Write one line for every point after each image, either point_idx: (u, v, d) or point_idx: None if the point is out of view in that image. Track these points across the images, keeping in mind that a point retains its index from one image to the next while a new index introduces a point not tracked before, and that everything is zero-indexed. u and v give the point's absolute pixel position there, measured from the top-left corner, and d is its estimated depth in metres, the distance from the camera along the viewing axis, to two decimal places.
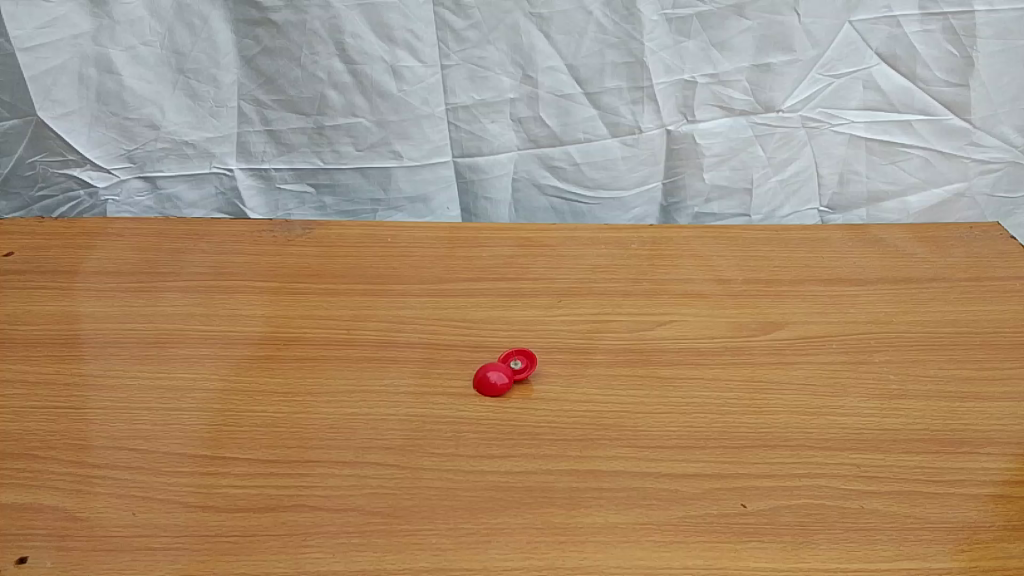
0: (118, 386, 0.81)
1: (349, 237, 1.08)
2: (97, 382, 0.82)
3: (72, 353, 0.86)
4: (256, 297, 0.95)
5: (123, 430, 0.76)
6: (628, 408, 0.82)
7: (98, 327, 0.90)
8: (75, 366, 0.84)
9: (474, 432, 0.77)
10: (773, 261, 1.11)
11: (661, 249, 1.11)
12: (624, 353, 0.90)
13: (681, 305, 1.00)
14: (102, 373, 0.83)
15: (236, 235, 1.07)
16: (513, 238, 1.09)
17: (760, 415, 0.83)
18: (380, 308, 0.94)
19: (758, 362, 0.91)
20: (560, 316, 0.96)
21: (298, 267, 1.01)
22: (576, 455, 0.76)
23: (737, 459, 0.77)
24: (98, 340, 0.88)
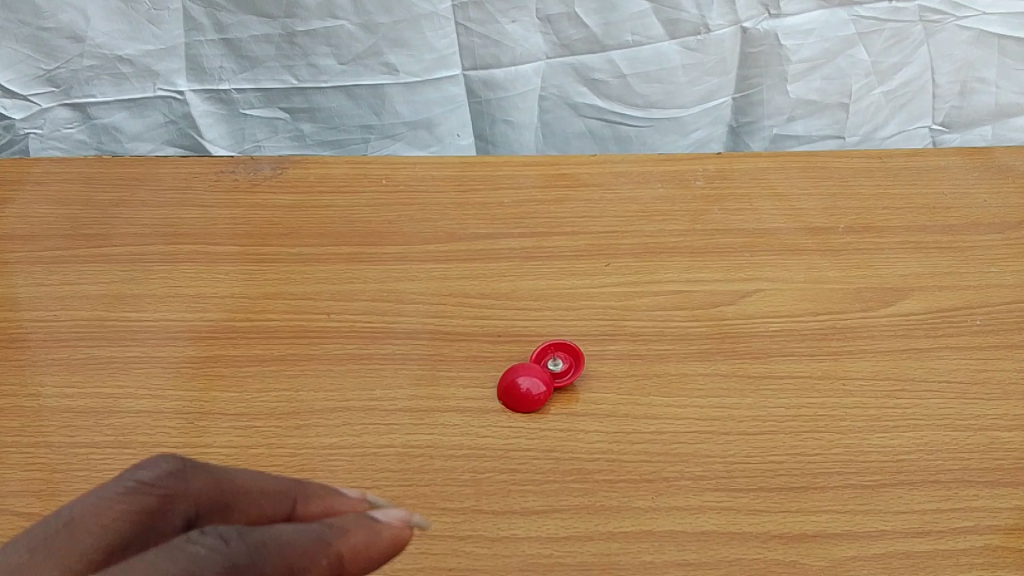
0: (17, 409, 0.60)
1: (331, 179, 0.84)
2: None
3: None
4: (205, 268, 0.72)
5: (20, 480, 0.55)
6: (710, 427, 0.60)
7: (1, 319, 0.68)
8: None
9: (500, 472, 0.56)
10: (880, 199, 0.85)
11: (734, 186, 0.85)
12: (699, 341, 0.67)
13: (769, 266, 0.75)
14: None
15: (186, 179, 0.83)
16: (543, 175, 0.84)
17: (893, 433, 0.60)
18: (371, 281, 0.71)
19: (881, 348, 0.67)
20: (610, 285, 0.72)
21: (263, 222, 0.78)
22: (646, 508, 0.54)
23: (869, 508, 0.55)
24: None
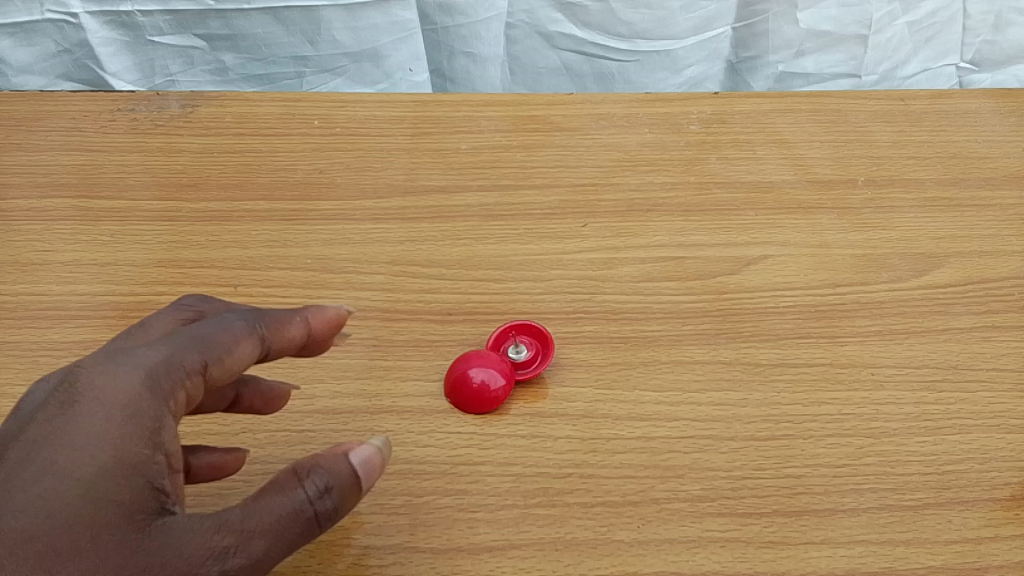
0: None
1: (252, 118, 0.69)
2: None
3: None
4: (87, 229, 0.59)
5: None
6: (711, 431, 0.48)
7: None
8: None
9: (442, 497, 0.44)
10: (904, 146, 0.72)
11: (735, 131, 0.71)
12: (695, 319, 0.54)
13: (778, 226, 0.62)
14: None
15: (74, 119, 0.68)
16: (508, 117, 0.70)
17: (936, 436, 0.48)
18: (293, 244, 0.58)
19: (915, 329, 0.55)
20: (585, 251, 0.59)
21: (163, 171, 0.63)
22: (631, 541, 0.42)
23: (914, 537, 0.44)
24: None
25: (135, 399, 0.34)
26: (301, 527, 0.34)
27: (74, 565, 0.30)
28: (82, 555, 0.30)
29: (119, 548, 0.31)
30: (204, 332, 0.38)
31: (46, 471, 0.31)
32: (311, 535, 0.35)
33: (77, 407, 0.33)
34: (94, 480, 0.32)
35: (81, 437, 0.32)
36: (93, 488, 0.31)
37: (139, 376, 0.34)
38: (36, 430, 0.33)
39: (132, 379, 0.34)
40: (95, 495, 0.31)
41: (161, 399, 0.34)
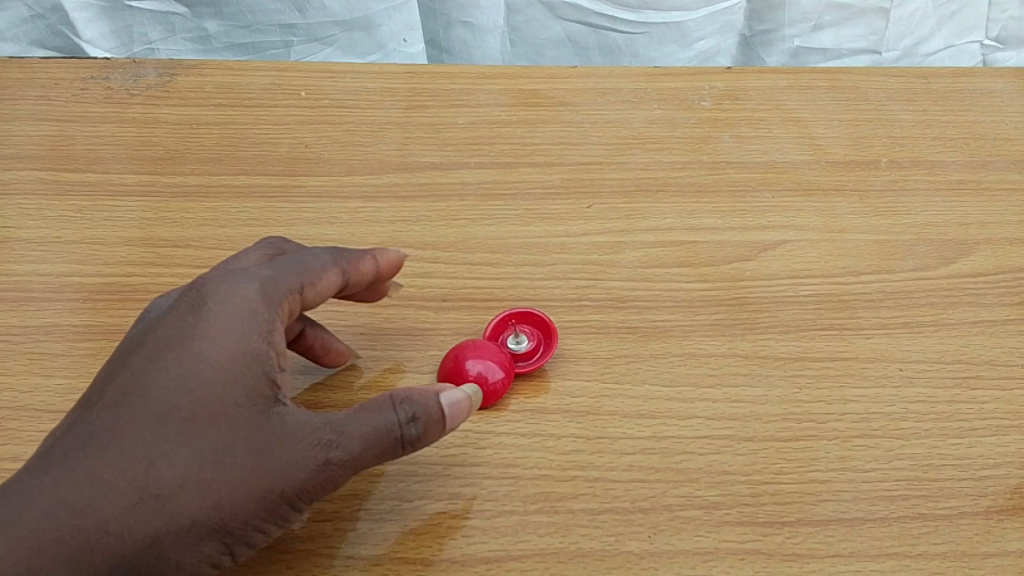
0: None
1: (234, 87, 0.64)
2: None
3: None
4: (53, 205, 0.54)
5: None
6: (727, 431, 0.44)
7: None
8: None
9: (434, 503, 0.41)
10: (929, 126, 0.66)
11: (749, 108, 0.66)
12: (710, 309, 0.50)
13: (796, 208, 0.58)
14: None
15: (41, 86, 0.64)
16: (507, 90, 0.65)
17: (971, 439, 0.45)
18: (276, 224, 0.54)
19: (945, 321, 0.51)
20: (589, 234, 0.55)
21: (137, 143, 0.59)
22: (641, 553, 0.39)
23: (949, 550, 0.40)
24: None
25: (249, 315, 0.36)
26: (388, 445, 0.36)
27: (210, 436, 0.34)
28: (216, 429, 0.34)
29: (247, 427, 0.35)
30: (305, 258, 0.40)
31: (175, 369, 0.35)
32: (398, 453, 0.37)
33: (206, 308, 0.36)
34: (223, 371, 0.35)
35: (211, 334, 0.36)
36: (224, 377, 0.35)
37: (257, 288, 0.37)
38: (169, 333, 0.36)
39: (252, 291, 0.37)
40: (217, 393, 0.35)
41: (271, 316, 0.37)
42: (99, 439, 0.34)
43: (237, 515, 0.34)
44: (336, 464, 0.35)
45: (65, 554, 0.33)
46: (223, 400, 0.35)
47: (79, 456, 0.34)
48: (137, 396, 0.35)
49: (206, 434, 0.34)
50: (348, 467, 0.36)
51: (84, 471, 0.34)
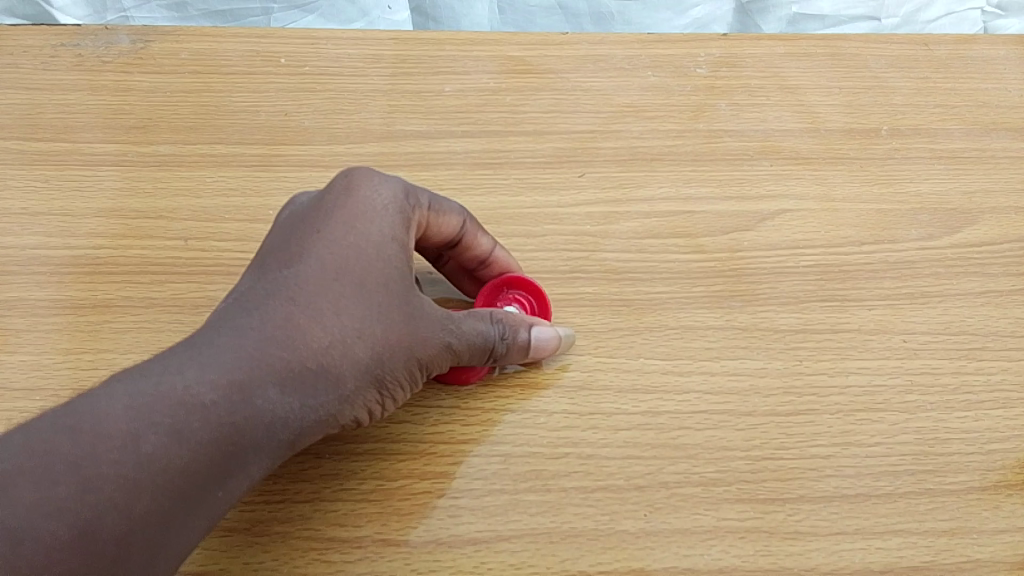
0: None
1: (211, 54, 0.61)
2: None
3: None
4: (19, 175, 0.52)
5: None
6: (726, 406, 0.42)
7: None
8: None
9: (420, 481, 0.39)
10: (931, 93, 0.64)
11: (747, 75, 0.63)
12: (707, 280, 0.48)
13: (795, 177, 0.56)
14: None
15: (9, 54, 0.61)
16: (496, 56, 0.63)
17: (978, 412, 0.43)
18: (254, 194, 0.51)
19: (951, 292, 0.49)
20: (581, 204, 0.53)
21: (108, 111, 0.56)
22: (637, 532, 0.37)
23: (957, 526, 0.39)
24: None
25: (395, 210, 0.39)
26: (499, 346, 0.40)
27: (373, 298, 0.36)
28: (380, 293, 0.37)
29: (401, 297, 0.37)
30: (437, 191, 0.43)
31: (335, 240, 0.37)
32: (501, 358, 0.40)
33: (358, 192, 0.39)
34: (382, 244, 0.38)
35: (368, 214, 0.38)
36: (384, 249, 0.37)
37: (401, 187, 0.40)
38: (323, 211, 0.38)
39: (398, 188, 0.40)
40: (372, 267, 0.37)
41: (407, 214, 0.39)
42: (267, 294, 0.36)
43: (375, 378, 0.37)
44: (458, 349, 0.39)
45: (234, 388, 0.34)
46: (378, 273, 0.37)
47: (243, 309, 0.36)
48: (297, 262, 0.37)
49: (358, 303, 0.36)
50: (465, 353, 0.39)
51: (250, 319, 0.35)
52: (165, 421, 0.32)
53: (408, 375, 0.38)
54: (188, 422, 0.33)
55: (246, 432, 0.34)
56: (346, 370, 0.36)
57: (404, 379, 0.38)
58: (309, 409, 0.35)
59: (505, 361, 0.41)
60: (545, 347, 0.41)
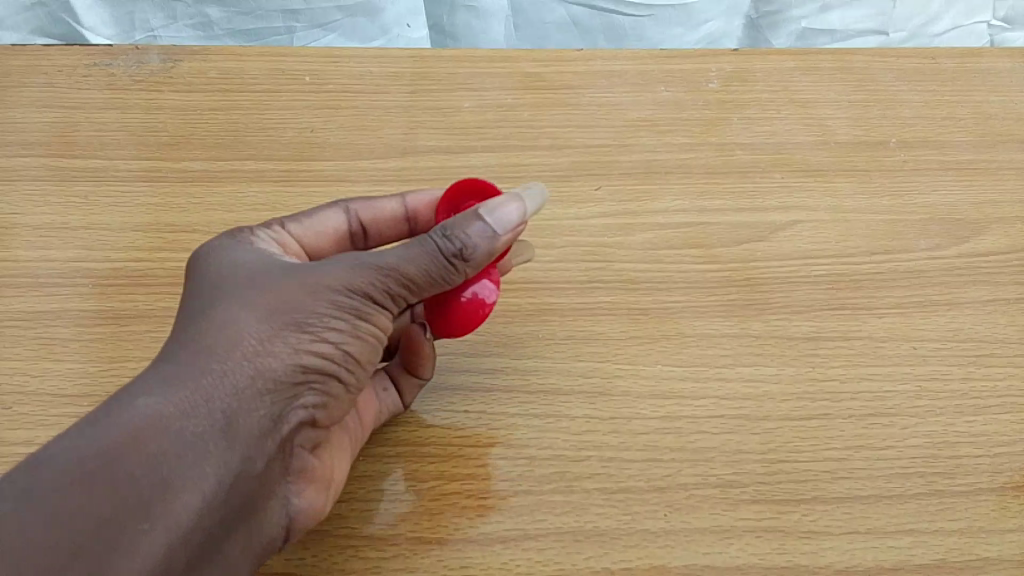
0: None
1: (238, 73, 0.63)
2: None
3: None
4: (59, 190, 0.54)
5: None
6: (741, 411, 0.43)
7: None
8: None
9: (450, 483, 0.40)
10: (937, 106, 0.65)
11: (758, 89, 0.65)
12: (722, 288, 0.50)
13: (806, 189, 0.58)
14: None
15: (46, 75, 0.63)
16: (514, 73, 0.65)
17: (985, 416, 0.44)
18: (283, 208, 0.53)
19: (959, 300, 0.51)
20: (598, 216, 0.54)
21: (142, 129, 0.58)
22: (658, 531, 0.39)
23: (966, 526, 0.40)
24: None
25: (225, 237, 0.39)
26: (441, 257, 0.37)
27: (236, 292, 0.35)
28: (239, 286, 0.36)
29: (268, 277, 0.36)
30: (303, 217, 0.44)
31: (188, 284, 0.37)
32: (459, 262, 0.37)
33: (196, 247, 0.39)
34: (228, 258, 0.37)
35: (202, 253, 0.38)
36: (232, 263, 0.37)
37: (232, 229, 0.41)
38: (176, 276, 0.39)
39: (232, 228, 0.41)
40: (228, 277, 0.36)
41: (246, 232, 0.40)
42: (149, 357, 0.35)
43: (280, 339, 0.34)
44: (400, 283, 0.37)
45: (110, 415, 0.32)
46: (239, 274, 0.36)
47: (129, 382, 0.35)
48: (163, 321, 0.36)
49: (224, 302, 0.35)
50: (410, 281, 0.37)
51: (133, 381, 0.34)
52: (42, 481, 0.30)
53: (361, 333, 0.37)
54: (66, 470, 0.30)
55: (202, 436, 0.32)
56: (281, 347, 0.34)
57: (358, 338, 0.37)
58: (259, 395, 0.34)
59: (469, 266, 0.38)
60: (504, 214, 0.38)
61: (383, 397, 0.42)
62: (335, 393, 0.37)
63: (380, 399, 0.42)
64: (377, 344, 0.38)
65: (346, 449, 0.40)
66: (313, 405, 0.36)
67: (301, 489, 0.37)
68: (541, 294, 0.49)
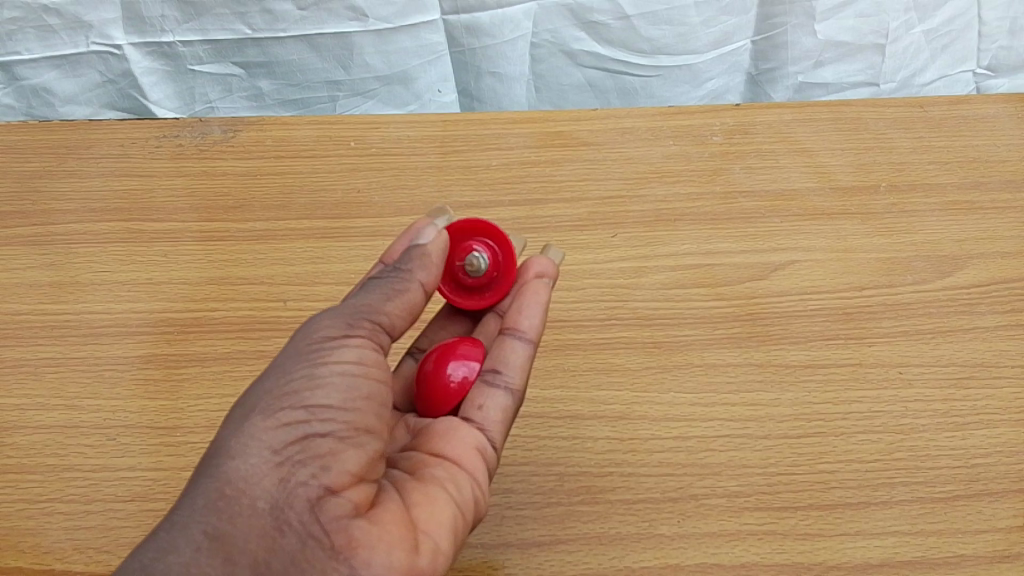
0: None
1: (291, 141, 0.71)
2: None
3: None
4: (141, 250, 0.62)
5: None
6: (745, 430, 0.49)
7: None
8: None
9: (492, 496, 0.46)
10: (924, 152, 0.72)
11: (757, 141, 0.72)
12: (726, 322, 0.56)
13: (803, 232, 0.64)
14: None
15: (122, 146, 0.71)
16: (536, 133, 0.72)
17: (964, 432, 0.50)
18: (336, 260, 0.60)
19: (940, 328, 0.56)
20: (615, 260, 0.61)
21: (210, 193, 0.66)
22: (672, 535, 0.45)
23: (945, 528, 0.45)
24: None
25: None
26: (377, 277, 0.42)
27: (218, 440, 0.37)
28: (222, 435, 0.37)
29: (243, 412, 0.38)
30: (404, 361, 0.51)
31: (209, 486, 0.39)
32: (400, 269, 0.42)
33: None
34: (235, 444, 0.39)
35: None
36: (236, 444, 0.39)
37: None
38: None
39: None
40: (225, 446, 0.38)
41: None
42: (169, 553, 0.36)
43: (242, 437, 0.35)
44: (344, 311, 0.40)
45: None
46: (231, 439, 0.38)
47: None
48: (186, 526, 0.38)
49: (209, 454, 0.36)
50: (354, 304, 0.40)
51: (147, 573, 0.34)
52: None
53: (320, 378, 0.36)
54: None
55: (190, 564, 0.31)
56: (242, 445, 0.34)
57: (319, 387, 0.36)
58: (237, 498, 0.33)
59: (406, 268, 0.42)
60: (420, 234, 0.44)
61: (495, 406, 0.44)
62: (329, 449, 0.35)
63: (496, 411, 0.44)
64: (356, 377, 0.37)
65: (432, 504, 0.38)
66: (311, 475, 0.34)
67: (368, 559, 0.34)
68: (566, 331, 0.56)
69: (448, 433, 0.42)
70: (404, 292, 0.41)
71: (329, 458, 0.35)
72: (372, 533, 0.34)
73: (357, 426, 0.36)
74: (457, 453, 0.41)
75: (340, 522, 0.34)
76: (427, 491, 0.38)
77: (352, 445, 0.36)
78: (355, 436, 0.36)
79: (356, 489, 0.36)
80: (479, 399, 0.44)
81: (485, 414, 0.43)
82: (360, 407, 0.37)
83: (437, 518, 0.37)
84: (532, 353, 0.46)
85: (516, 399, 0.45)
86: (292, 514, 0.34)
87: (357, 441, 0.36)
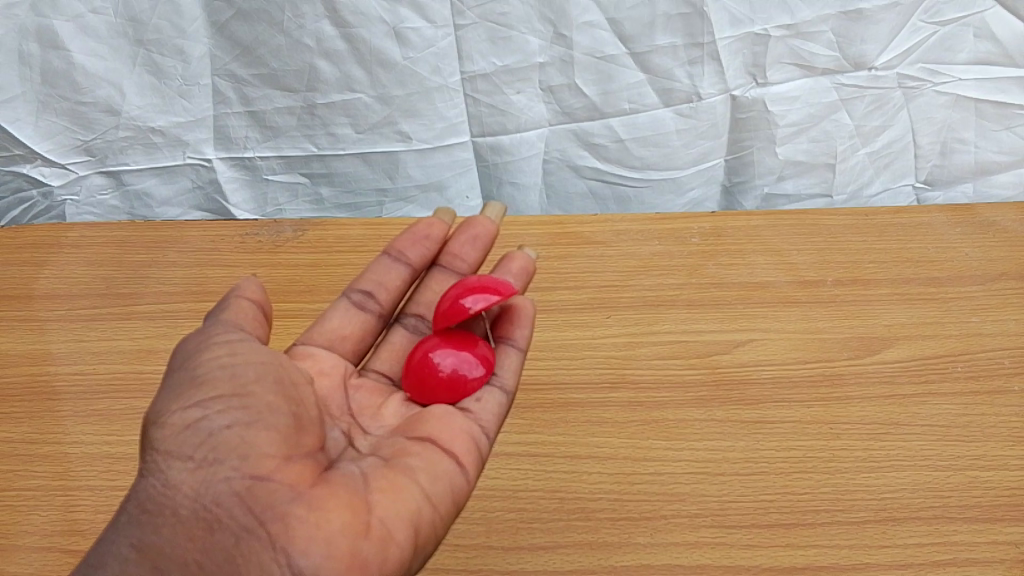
0: (76, 462, 0.66)
1: (348, 238, 0.88)
2: (53, 457, 0.67)
3: (22, 415, 0.70)
4: None
5: (84, 524, 0.62)
6: (705, 468, 0.64)
7: (51, 378, 0.73)
8: (26, 435, 0.69)
9: (508, 512, 0.61)
10: (866, 253, 0.88)
11: (728, 242, 0.88)
12: (696, 387, 0.71)
13: (761, 316, 0.79)
14: (56, 444, 0.67)
15: (213, 242, 0.88)
16: (546, 233, 0.89)
17: (878, 473, 0.64)
18: None
19: (867, 395, 0.71)
20: (609, 336, 0.76)
21: (285, 280, 0.83)
22: (646, 543, 0.59)
23: (855, 543, 0.59)
24: (49, 396, 0.72)
25: None
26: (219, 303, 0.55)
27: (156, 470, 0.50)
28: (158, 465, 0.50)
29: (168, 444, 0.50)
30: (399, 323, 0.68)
31: None
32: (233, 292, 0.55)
33: None
34: None
35: None
36: None
37: None
38: None
39: None
40: None
41: None
42: None
43: (160, 458, 0.47)
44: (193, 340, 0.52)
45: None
46: None
47: None
48: None
49: None
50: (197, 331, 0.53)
51: None
52: None
53: (207, 389, 0.48)
54: None
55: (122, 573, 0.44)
56: (166, 465, 0.47)
57: (206, 396, 0.48)
58: (158, 512, 0.46)
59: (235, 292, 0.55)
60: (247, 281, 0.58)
61: (493, 399, 0.58)
62: (237, 442, 0.47)
63: (492, 403, 0.58)
64: (239, 377, 0.49)
65: (396, 499, 0.48)
66: (228, 471, 0.46)
67: (304, 548, 0.44)
68: (568, 391, 0.70)
69: (450, 420, 0.54)
70: (234, 304, 0.54)
71: (242, 451, 0.47)
72: (310, 523, 0.45)
73: (264, 417, 0.48)
74: (450, 444, 0.53)
75: (267, 509, 0.45)
76: (399, 488, 0.48)
77: (260, 432, 0.47)
78: (258, 424, 0.47)
79: (285, 473, 0.47)
80: (481, 394, 0.59)
81: (483, 404, 0.58)
82: (253, 400, 0.48)
83: (396, 513, 0.47)
84: (521, 359, 0.62)
85: (509, 396, 0.60)
86: (218, 507, 0.46)
87: (270, 428, 0.48)
